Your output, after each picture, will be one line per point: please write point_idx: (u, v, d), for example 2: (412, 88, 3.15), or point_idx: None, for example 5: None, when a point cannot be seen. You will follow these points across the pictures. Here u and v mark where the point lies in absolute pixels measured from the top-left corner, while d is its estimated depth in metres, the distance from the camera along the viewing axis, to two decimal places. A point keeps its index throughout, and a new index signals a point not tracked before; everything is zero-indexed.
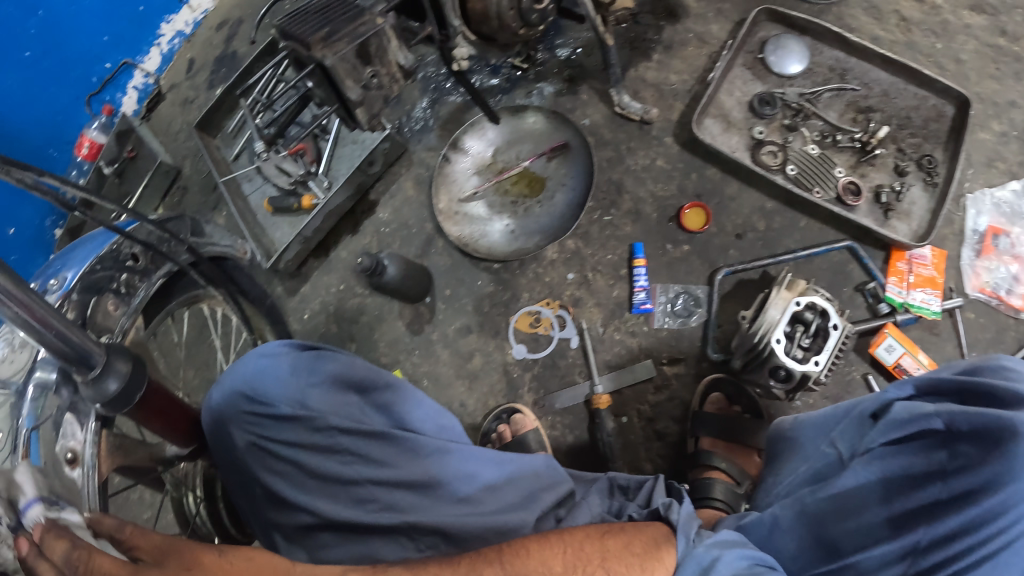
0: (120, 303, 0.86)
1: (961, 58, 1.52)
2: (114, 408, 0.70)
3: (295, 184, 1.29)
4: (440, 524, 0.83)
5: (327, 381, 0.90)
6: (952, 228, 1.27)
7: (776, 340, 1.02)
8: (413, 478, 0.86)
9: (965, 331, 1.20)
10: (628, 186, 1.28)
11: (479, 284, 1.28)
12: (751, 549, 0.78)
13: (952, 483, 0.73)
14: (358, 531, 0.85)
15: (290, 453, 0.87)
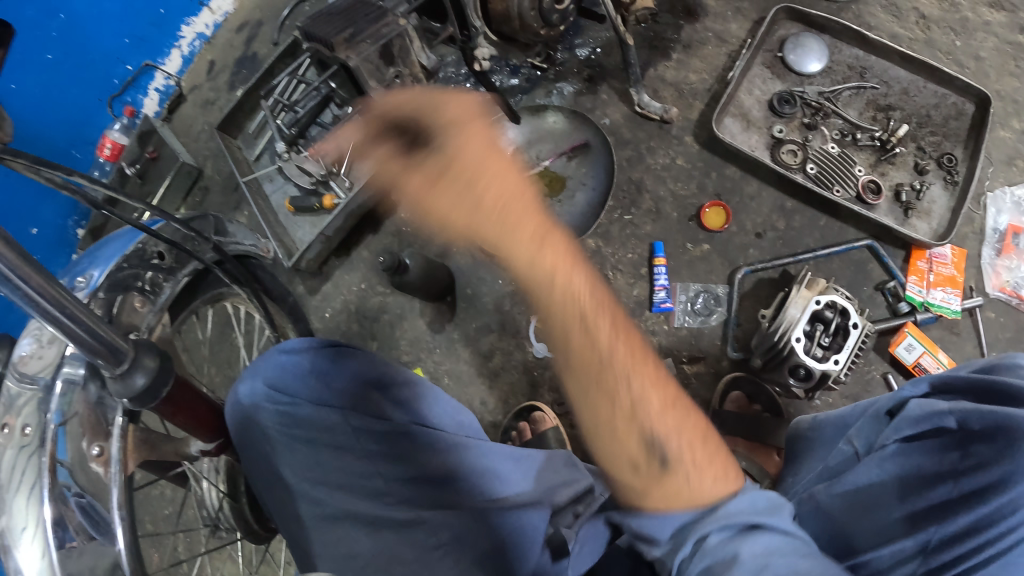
0: (146, 301, 0.87)
1: (981, 55, 1.51)
2: (142, 404, 0.70)
3: (317, 183, 1.31)
4: (456, 518, 0.85)
5: (354, 381, 0.92)
6: (972, 227, 1.27)
7: (795, 339, 1.04)
8: (432, 471, 0.87)
9: (986, 331, 1.20)
10: (648, 185, 1.29)
11: (500, 282, 1.30)
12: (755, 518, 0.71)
13: (963, 480, 0.74)
14: (373, 525, 0.85)
15: (312, 447, 0.88)
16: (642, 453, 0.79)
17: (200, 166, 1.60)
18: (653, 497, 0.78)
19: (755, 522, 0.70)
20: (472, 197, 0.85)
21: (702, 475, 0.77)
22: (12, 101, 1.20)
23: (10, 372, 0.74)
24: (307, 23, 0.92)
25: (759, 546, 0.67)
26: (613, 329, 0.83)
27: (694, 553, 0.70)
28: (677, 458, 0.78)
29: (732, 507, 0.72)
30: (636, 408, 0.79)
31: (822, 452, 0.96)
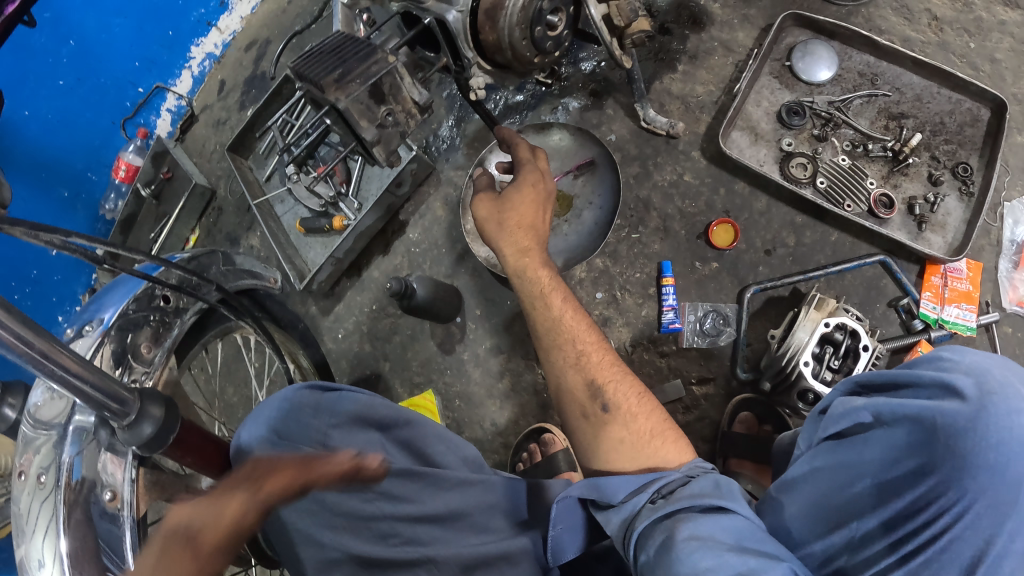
0: (154, 344, 0.89)
1: (997, 57, 1.47)
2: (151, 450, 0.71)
3: (326, 205, 1.32)
4: (461, 556, 0.89)
5: (348, 420, 0.93)
6: (989, 239, 1.25)
7: (804, 363, 1.03)
8: (436, 512, 0.91)
9: (1002, 346, 1.18)
10: (655, 203, 1.28)
11: (509, 303, 1.30)
12: (710, 497, 0.72)
13: (885, 473, 0.70)
14: (377, 565, 0.89)
15: (318, 493, 0.89)
16: (588, 400, 0.94)
17: (213, 186, 1.62)
18: (609, 449, 0.91)
19: (715, 503, 0.71)
20: (510, 221, 1.04)
21: (639, 418, 0.92)
22: (23, 127, 1.22)
23: (26, 418, 0.77)
24: (299, 63, 0.93)
25: (718, 527, 0.68)
26: (566, 304, 1.01)
27: (653, 532, 0.72)
28: (617, 404, 0.93)
29: (693, 488, 0.74)
30: (581, 359, 0.97)
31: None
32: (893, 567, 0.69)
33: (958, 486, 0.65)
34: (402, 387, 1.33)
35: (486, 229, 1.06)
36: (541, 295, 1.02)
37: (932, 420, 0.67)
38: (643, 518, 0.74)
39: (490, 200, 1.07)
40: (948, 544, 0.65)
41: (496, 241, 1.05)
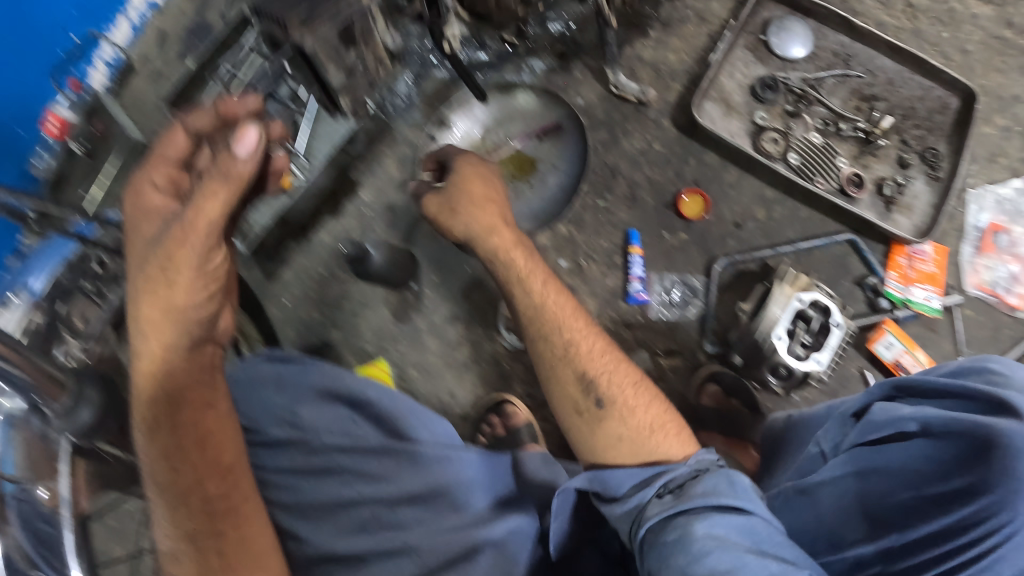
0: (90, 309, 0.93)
1: (967, 49, 1.48)
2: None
3: None
4: (441, 548, 0.80)
5: (315, 395, 0.87)
6: (953, 224, 1.24)
7: (777, 337, 1.01)
8: (413, 490, 0.83)
9: (964, 329, 1.16)
10: (623, 170, 1.21)
11: (468, 270, 1.22)
12: (725, 496, 0.68)
13: (929, 485, 0.67)
14: (354, 559, 0.81)
15: (286, 480, 0.84)
16: (581, 396, 0.83)
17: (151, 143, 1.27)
18: (606, 446, 0.81)
19: (731, 504, 0.67)
20: (463, 205, 0.93)
21: (637, 412, 0.82)
22: None
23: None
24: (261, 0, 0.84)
25: (730, 528, 0.65)
26: (547, 288, 0.89)
27: (665, 531, 0.68)
28: (612, 398, 0.82)
29: (704, 486, 0.69)
30: (578, 349, 0.85)
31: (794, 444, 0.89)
32: None
33: (1012, 508, 0.61)
34: (351, 356, 1.23)
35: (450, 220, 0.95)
36: (533, 284, 0.89)
37: (987, 438, 0.64)
38: (653, 514, 0.70)
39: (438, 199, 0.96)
40: (994, 566, 0.61)
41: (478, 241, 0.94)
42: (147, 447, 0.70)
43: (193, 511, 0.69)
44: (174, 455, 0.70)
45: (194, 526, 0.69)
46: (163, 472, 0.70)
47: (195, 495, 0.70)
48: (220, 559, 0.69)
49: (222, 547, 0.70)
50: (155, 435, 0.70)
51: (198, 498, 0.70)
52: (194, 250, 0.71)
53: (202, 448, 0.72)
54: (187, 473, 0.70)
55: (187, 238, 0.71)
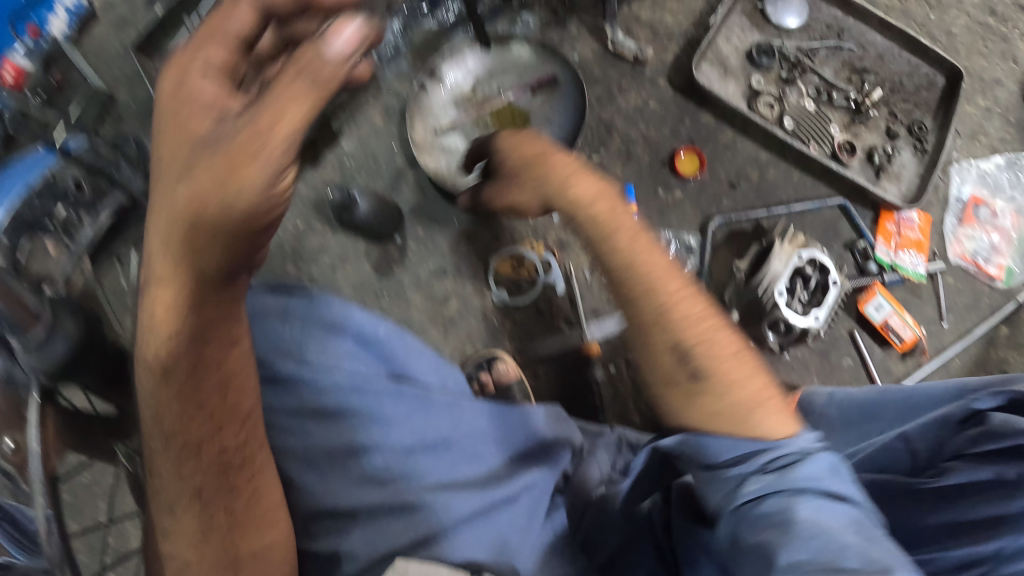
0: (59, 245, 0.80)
1: (953, 32, 1.51)
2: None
3: None
4: (464, 502, 0.76)
5: (322, 328, 0.82)
6: (937, 195, 1.26)
7: (779, 293, 1.00)
8: (429, 437, 0.79)
9: (946, 296, 1.17)
10: (618, 126, 1.19)
11: (457, 223, 1.18)
12: (825, 483, 0.61)
13: None
14: (367, 513, 0.74)
15: (291, 421, 0.77)
16: (674, 364, 0.66)
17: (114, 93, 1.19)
18: (698, 422, 0.66)
19: (834, 491, 0.60)
20: (526, 175, 0.83)
21: (740, 388, 0.66)
22: None
23: None
24: None
25: (833, 516, 0.58)
26: (637, 236, 0.74)
27: (761, 524, 0.59)
28: (711, 370, 0.66)
29: (805, 470, 0.61)
30: (674, 307, 0.69)
31: (847, 428, 0.88)
32: None
33: None
34: None
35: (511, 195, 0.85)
36: (619, 232, 0.74)
37: None
38: (746, 497, 0.61)
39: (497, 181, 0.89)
40: None
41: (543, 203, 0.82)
42: (153, 387, 0.59)
43: (204, 468, 0.62)
44: (190, 408, 0.60)
45: (201, 484, 0.62)
46: (175, 426, 0.60)
47: (210, 453, 0.62)
48: (229, 517, 0.64)
49: (234, 503, 0.64)
50: (167, 384, 0.59)
51: (212, 452, 0.62)
52: (248, 192, 0.50)
53: (223, 392, 0.63)
54: (205, 429, 0.61)
55: (239, 172, 0.50)
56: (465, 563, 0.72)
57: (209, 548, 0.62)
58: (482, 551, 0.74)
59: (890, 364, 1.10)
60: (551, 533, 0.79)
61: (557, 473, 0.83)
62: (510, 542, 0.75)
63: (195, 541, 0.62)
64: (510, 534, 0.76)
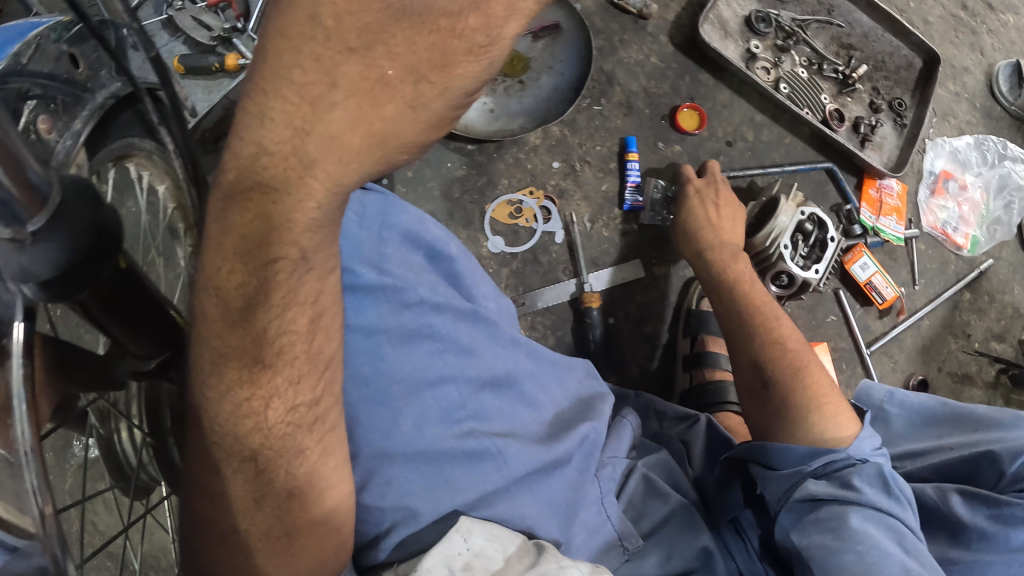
0: (54, 124, 0.55)
1: (929, 19, 1.58)
2: (55, 295, 0.42)
3: (217, 40, 1.17)
4: (533, 455, 0.71)
5: (399, 239, 0.73)
6: (913, 168, 1.33)
7: (784, 245, 1.06)
8: (495, 373, 0.73)
9: (918, 260, 1.26)
10: (619, 78, 1.18)
11: (449, 166, 1.10)
12: (879, 501, 0.67)
13: None
14: (437, 457, 0.66)
15: (366, 340, 0.67)
16: (751, 376, 0.86)
17: None
18: (792, 415, 0.79)
19: (884, 507, 0.66)
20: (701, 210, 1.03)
21: (798, 392, 0.80)
22: None
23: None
24: None
25: (882, 528, 0.65)
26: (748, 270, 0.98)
27: (813, 529, 0.67)
28: (781, 380, 0.82)
29: (865, 488, 0.67)
30: (774, 338, 0.87)
31: (910, 431, 0.90)
32: None
33: None
34: None
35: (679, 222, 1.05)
36: (742, 272, 0.97)
37: None
38: (804, 500, 0.69)
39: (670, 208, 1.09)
40: None
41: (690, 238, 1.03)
42: (229, 314, 0.49)
43: (268, 428, 0.51)
44: (271, 353, 0.50)
45: (264, 445, 0.52)
46: (250, 378, 0.50)
47: (283, 404, 0.52)
48: (290, 483, 0.54)
49: (296, 467, 0.53)
50: (241, 319, 0.50)
51: (276, 418, 0.52)
52: (449, 96, 0.45)
53: (311, 334, 0.52)
54: (287, 382, 0.51)
55: (450, 69, 0.45)
56: (522, 526, 0.68)
57: (266, 512, 0.53)
58: (536, 516, 0.70)
59: (869, 322, 1.18)
60: (599, 493, 0.77)
61: (602, 423, 0.82)
62: (565, 504, 0.73)
63: (246, 511, 0.53)
64: (563, 492, 0.73)
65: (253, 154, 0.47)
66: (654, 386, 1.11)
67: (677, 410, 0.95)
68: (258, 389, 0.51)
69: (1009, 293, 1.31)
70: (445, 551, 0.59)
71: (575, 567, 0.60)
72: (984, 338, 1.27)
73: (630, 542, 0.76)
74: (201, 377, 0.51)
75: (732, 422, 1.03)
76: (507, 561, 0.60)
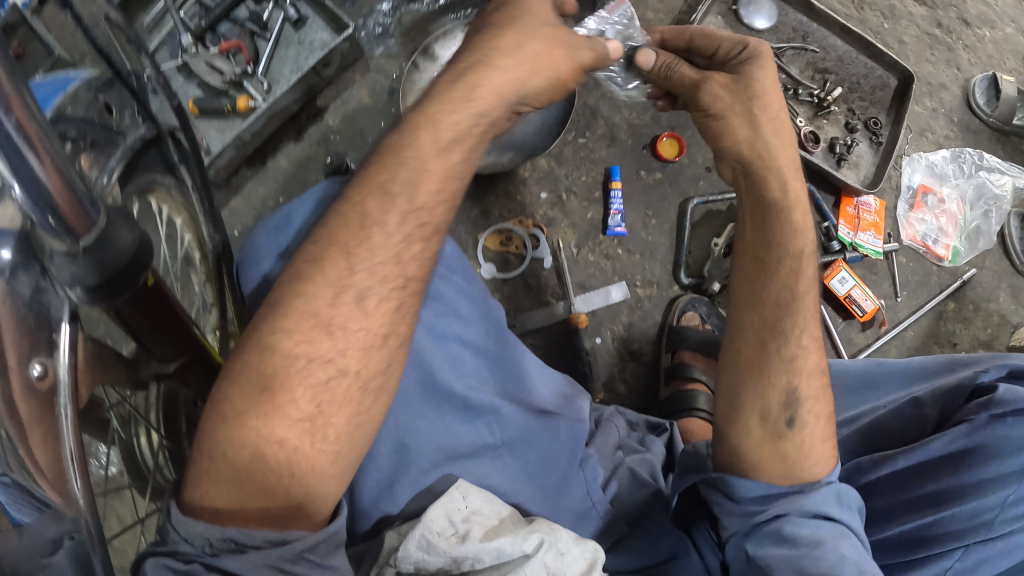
0: (95, 162, 0.65)
1: (903, 40, 1.65)
2: (96, 297, 0.50)
3: (229, 84, 1.27)
4: (524, 429, 0.78)
5: None
6: (890, 183, 1.39)
7: None
8: (493, 346, 0.78)
9: (900, 273, 1.31)
10: (603, 112, 1.24)
11: None
12: (832, 512, 0.69)
13: (1014, 460, 0.73)
14: (445, 409, 0.73)
15: None
16: (778, 403, 0.73)
17: None
18: (760, 459, 0.73)
19: (831, 514, 0.69)
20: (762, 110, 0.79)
21: (810, 438, 0.73)
22: None
23: None
24: None
25: (838, 538, 0.67)
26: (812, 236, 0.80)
27: (772, 548, 0.68)
28: (805, 421, 0.73)
29: (815, 496, 0.69)
30: (805, 363, 0.75)
31: (848, 397, 0.94)
32: (985, 541, 0.71)
33: None
34: None
35: (701, 102, 0.80)
36: (804, 233, 0.79)
37: None
38: (763, 519, 0.70)
39: (725, 82, 0.79)
40: None
41: (722, 146, 0.81)
42: (359, 205, 0.60)
43: (342, 360, 0.56)
44: (388, 259, 0.59)
45: (343, 351, 0.57)
46: (359, 285, 0.58)
47: (379, 306, 0.59)
48: (350, 416, 0.56)
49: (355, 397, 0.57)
50: (362, 253, 0.59)
51: (360, 328, 0.58)
52: (575, 61, 0.69)
53: (400, 279, 0.60)
54: (394, 294, 0.60)
55: (577, 49, 0.69)
56: (516, 501, 0.76)
57: (281, 452, 0.53)
58: (527, 493, 0.77)
59: (852, 334, 1.24)
60: (584, 481, 0.82)
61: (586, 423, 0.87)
62: (554, 486, 0.80)
63: (319, 411, 0.55)
64: (551, 475, 0.80)
65: (454, 118, 0.63)
66: (640, 400, 1.16)
67: (650, 419, 1.00)
68: (384, 294, 0.59)
69: (994, 301, 1.35)
70: (446, 506, 0.63)
71: (564, 529, 0.65)
72: (971, 346, 1.31)
73: (615, 529, 0.82)
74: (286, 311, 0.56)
75: (698, 427, 1.04)
76: (500, 520, 0.65)
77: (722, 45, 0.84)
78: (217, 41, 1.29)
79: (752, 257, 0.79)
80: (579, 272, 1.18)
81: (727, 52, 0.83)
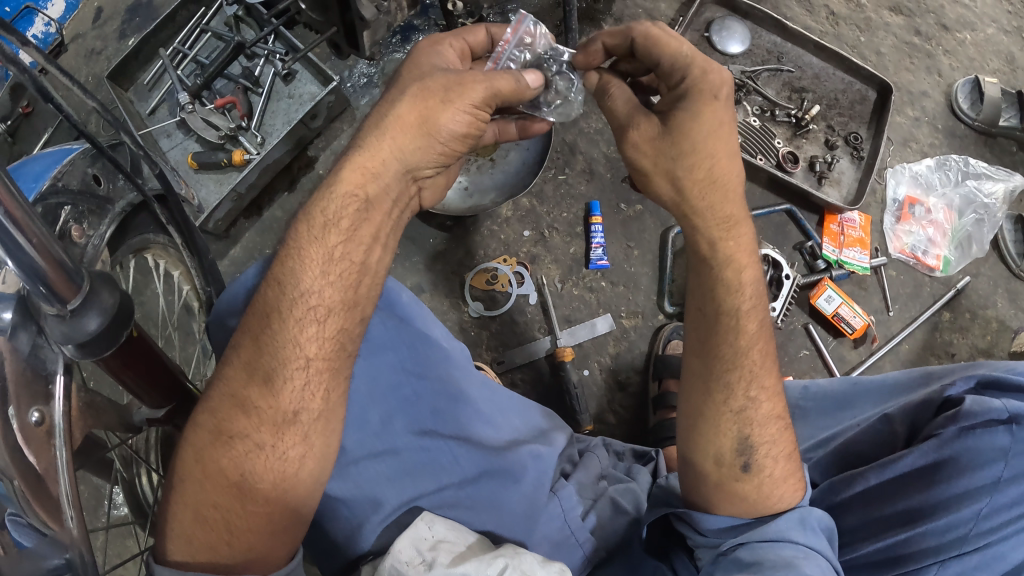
0: (86, 230, 0.68)
1: (881, 51, 1.59)
2: (89, 353, 0.53)
3: (225, 138, 1.30)
4: (477, 468, 0.82)
5: None
6: (875, 197, 1.39)
7: None
8: (451, 390, 0.82)
9: (889, 287, 1.32)
10: (581, 147, 1.26)
11: (432, 241, 1.21)
12: (796, 536, 0.70)
13: (982, 472, 0.74)
14: (401, 453, 0.80)
15: None
16: (733, 449, 0.74)
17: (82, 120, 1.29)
18: (719, 497, 0.75)
19: (795, 538, 0.70)
20: (687, 157, 0.71)
21: (769, 473, 0.74)
22: None
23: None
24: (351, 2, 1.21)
25: (802, 560, 0.68)
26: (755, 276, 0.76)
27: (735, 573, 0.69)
28: (762, 464, 0.74)
29: (779, 521, 0.71)
30: (761, 402, 0.75)
31: (822, 417, 0.94)
32: (959, 555, 0.72)
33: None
34: None
35: (629, 158, 0.75)
36: (740, 292, 0.75)
37: None
38: (728, 547, 0.72)
39: (651, 134, 0.72)
40: (1004, 543, 0.72)
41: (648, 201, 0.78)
42: (262, 296, 0.67)
43: (256, 434, 0.64)
44: (291, 341, 0.65)
45: (258, 426, 0.64)
46: (265, 366, 0.65)
47: (286, 381, 0.65)
48: (273, 477, 0.64)
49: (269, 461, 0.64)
50: (263, 340, 0.65)
51: (270, 407, 0.64)
52: (453, 116, 0.68)
53: (305, 355, 0.66)
54: (299, 373, 0.65)
55: (462, 87, 0.68)
56: (485, 529, 0.81)
57: (215, 515, 0.62)
58: (495, 522, 0.82)
59: (844, 352, 1.27)
60: (559, 509, 0.84)
61: (556, 451, 0.88)
62: (523, 514, 0.83)
63: (241, 478, 0.63)
64: (521, 505, 0.83)
65: (323, 218, 0.67)
66: (631, 428, 1.17)
67: (636, 448, 1.01)
68: (293, 371, 0.65)
69: (992, 308, 1.33)
70: (413, 537, 0.71)
71: (530, 554, 0.69)
72: (969, 355, 1.30)
73: (594, 557, 0.85)
74: (222, 391, 0.65)
75: None
76: (467, 547, 0.72)
77: (662, 61, 0.72)
78: (213, 98, 1.33)
79: (695, 309, 0.78)
80: (565, 306, 1.20)
81: (668, 75, 0.73)
